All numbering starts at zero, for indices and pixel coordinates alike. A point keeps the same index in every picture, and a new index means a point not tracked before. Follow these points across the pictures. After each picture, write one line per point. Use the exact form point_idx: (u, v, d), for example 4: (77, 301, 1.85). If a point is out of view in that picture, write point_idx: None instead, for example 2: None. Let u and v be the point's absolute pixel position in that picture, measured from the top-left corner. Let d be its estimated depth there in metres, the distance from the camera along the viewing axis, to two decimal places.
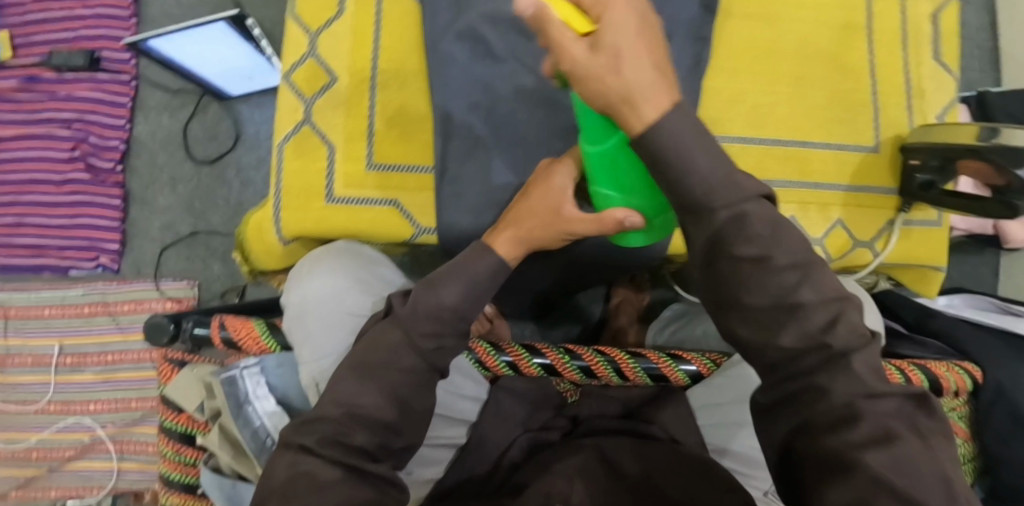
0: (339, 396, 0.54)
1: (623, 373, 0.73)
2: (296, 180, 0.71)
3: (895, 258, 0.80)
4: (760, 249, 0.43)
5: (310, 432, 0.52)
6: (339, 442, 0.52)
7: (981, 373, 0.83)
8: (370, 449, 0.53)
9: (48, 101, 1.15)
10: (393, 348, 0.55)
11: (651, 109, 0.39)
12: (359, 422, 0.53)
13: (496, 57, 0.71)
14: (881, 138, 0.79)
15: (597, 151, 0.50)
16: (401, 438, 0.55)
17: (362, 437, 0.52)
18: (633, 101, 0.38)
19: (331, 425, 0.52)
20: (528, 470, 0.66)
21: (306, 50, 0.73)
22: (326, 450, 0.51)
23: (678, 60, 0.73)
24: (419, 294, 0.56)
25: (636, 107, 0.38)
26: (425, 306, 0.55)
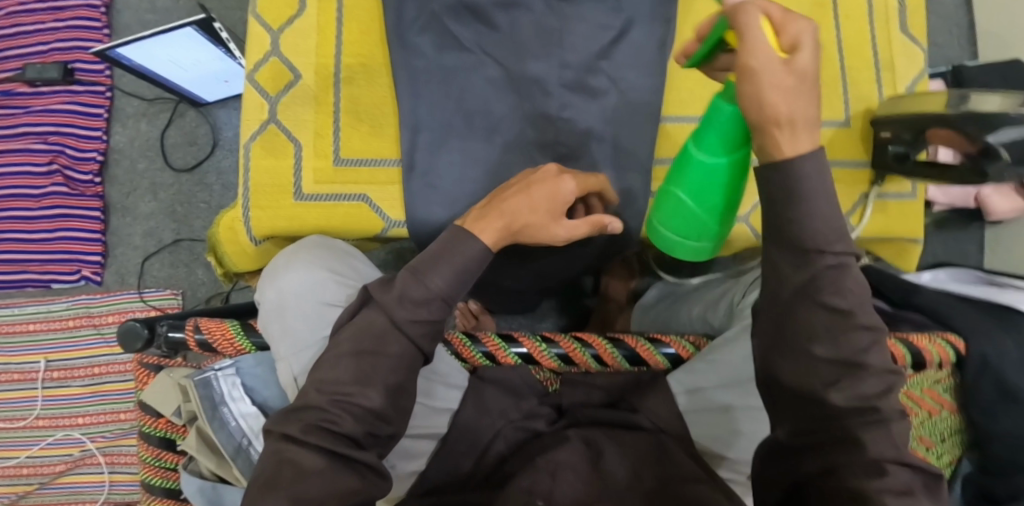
0: (327, 384, 0.54)
1: (601, 359, 0.74)
2: (265, 177, 0.70)
3: (873, 231, 0.79)
4: (845, 305, 0.43)
5: (296, 419, 0.53)
6: (326, 429, 0.52)
7: (964, 344, 0.82)
8: (358, 436, 0.53)
9: (23, 115, 1.15)
10: (382, 334, 0.55)
11: (806, 138, 0.41)
12: (348, 412, 0.53)
13: (461, 48, 0.71)
14: (851, 112, 0.79)
15: (706, 163, 0.55)
16: (391, 427, 0.56)
17: (350, 426, 0.53)
18: (796, 127, 0.41)
19: (317, 412, 0.53)
20: (515, 461, 0.67)
21: (270, 48, 0.73)
22: (311, 438, 0.51)
23: (642, 42, 0.71)
24: (407, 284, 0.55)
25: (793, 131, 0.41)
26: (414, 294, 0.54)
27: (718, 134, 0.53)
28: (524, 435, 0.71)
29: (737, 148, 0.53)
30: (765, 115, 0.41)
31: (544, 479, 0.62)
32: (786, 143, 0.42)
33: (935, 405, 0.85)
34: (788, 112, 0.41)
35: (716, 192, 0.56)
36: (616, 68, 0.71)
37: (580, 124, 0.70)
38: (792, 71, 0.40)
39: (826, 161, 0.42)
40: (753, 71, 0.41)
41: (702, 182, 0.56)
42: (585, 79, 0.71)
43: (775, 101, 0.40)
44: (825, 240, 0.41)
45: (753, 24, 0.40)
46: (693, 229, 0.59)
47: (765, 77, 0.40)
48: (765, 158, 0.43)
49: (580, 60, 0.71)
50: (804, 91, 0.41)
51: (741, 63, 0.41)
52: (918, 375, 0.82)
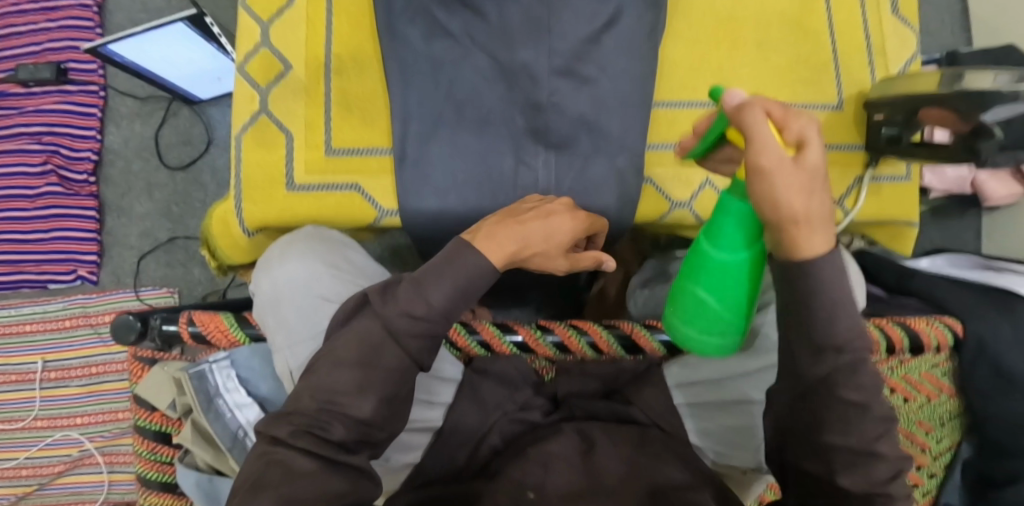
0: (320, 390, 0.53)
1: (597, 347, 0.75)
2: (256, 169, 0.70)
3: (867, 215, 0.79)
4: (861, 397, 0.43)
5: (285, 422, 0.52)
6: (316, 435, 0.51)
7: (961, 327, 0.83)
8: (349, 442, 0.53)
9: (16, 116, 1.14)
10: (378, 347, 0.54)
11: (820, 235, 0.39)
12: (337, 418, 0.52)
13: (450, 36, 0.70)
14: (844, 96, 0.78)
15: (724, 261, 0.46)
16: (383, 433, 0.55)
17: (341, 433, 0.52)
18: (812, 224, 0.38)
19: (308, 418, 0.52)
20: (506, 456, 0.65)
21: (259, 40, 0.72)
22: (299, 442, 0.51)
23: (633, 29, 0.70)
24: (407, 299, 0.53)
25: (811, 229, 0.38)
26: (413, 307, 0.53)
27: (732, 228, 0.45)
28: (519, 429, 0.69)
29: (756, 240, 0.45)
30: (783, 217, 0.37)
31: (535, 471, 0.61)
32: (802, 239, 0.39)
33: (934, 389, 0.85)
34: (806, 210, 0.37)
35: (737, 292, 0.47)
36: (607, 57, 0.70)
37: (570, 111, 0.70)
38: (806, 172, 0.36)
39: (838, 253, 0.40)
40: (765, 172, 0.36)
41: (718, 282, 0.46)
42: (575, 67, 0.70)
43: (794, 203, 0.36)
44: (834, 286, 0.41)
45: (759, 127, 0.37)
46: (712, 330, 0.50)
47: (780, 179, 0.36)
48: (787, 257, 0.40)
49: (571, 47, 0.69)
50: (817, 187, 0.37)
51: (749, 164, 0.37)
52: (915, 359, 0.82)
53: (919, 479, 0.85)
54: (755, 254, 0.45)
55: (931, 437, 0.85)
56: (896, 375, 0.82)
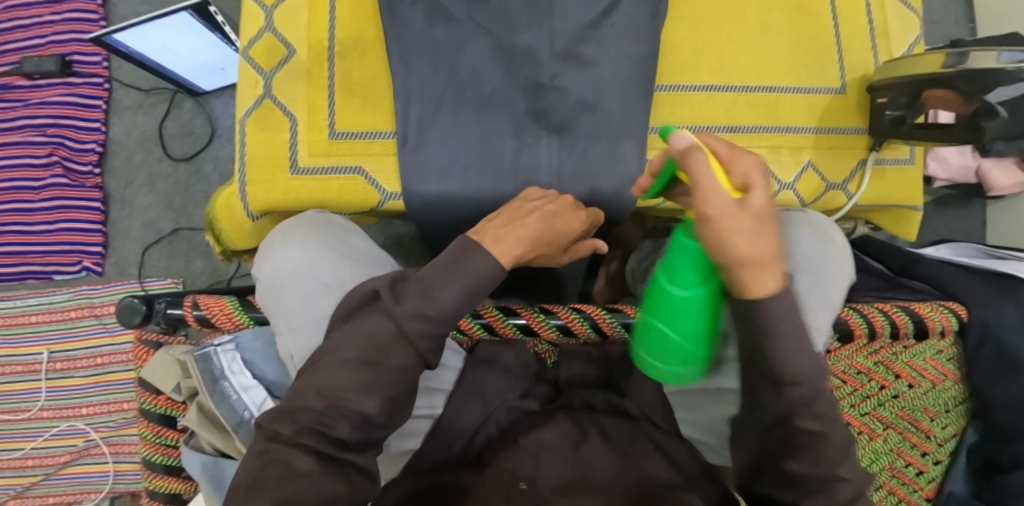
0: (325, 389, 0.53)
1: (600, 329, 0.73)
2: (260, 152, 0.71)
3: (870, 199, 0.79)
4: (819, 426, 0.45)
5: (290, 420, 0.52)
6: (322, 433, 0.52)
7: (966, 312, 0.82)
8: (353, 441, 0.53)
9: (22, 108, 1.15)
10: (387, 345, 0.54)
11: (769, 278, 0.41)
12: (343, 415, 0.53)
13: (451, 20, 0.71)
14: (847, 80, 0.78)
15: (682, 297, 0.46)
16: (385, 430, 0.56)
17: (345, 431, 0.53)
18: (760, 268, 0.40)
19: (313, 415, 0.52)
20: (498, 446, 0.67)
21: (264, 25, 0.73)
22: (305, 440, 0.51)
23: (633, 16, 0.71)
24: (417, 300, 0.54)
25: (759, 273, 0.40)
26: (424, 308, 0.54)
27: (686, 265, 0.45)
28: (516, 416, 0.71)
29: (711, 276, 0.45)
30: (731, 261, 0.39)
31: (527, 461, 0.64)
32: (752, 280, 0.41)
33: (939, 375, 0.85)
34: (753, 255, 0.39)
35: (697, 327, 0.47)
36: (607, 39, 0.71)
37: (571, 99, 0.71)
38: (748, 213, 0.38)
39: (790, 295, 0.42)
40: (712, 218, 0.39)
41: (678, 319, 0.47)
42: (576, 49, 0.71)
43: (740, 249, 0.39)
44: (785, 324, 0.43)
45: (702, 169, 0.39)
46: (676, 361, 0.50)
47: (724, 225, 0.38)
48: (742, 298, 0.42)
49: (570, 30, 0.70)
50: (764, 231, 0.39)
51: (696, 207, 0.39)
52: (920, 345, 0.83)
53: (924, 466, 0.86)
54: (712, 289, 0.45)
55: (936, 423, 0.85)
56: (901, 360, 0.82)
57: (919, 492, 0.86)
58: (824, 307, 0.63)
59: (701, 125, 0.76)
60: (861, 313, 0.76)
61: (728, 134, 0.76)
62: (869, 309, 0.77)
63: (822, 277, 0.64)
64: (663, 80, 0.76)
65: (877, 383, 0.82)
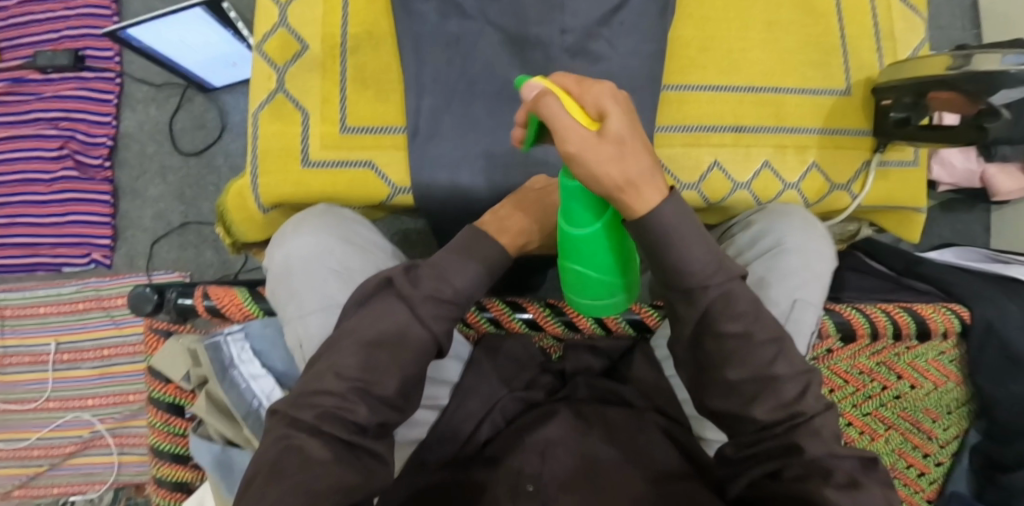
0: (346, 373, 0.55)
1: (605, 326, 0.75)
2: (273, 143, 0.71)
3: (874, 200, 0.80)
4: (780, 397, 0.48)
5: (311, 405, 0.54)
6: (342, 418, 0.54)
7: (968, 314, 0.82)
8: (371, 424, 0.55)
9: (35, 101, 1.16)
10: (404, 326, 0.57)
11: (650, 192, 0.43)
12: (362, 399, 0.55)
13: (464, 16, 0.71)
14: (852, 81, 0.79)
15: (583, 236, 0.49)
16: (400, 414, 0.58)
17: (363, 413, 0.54)
18: (637, 187, 0.42)
19: (333, 399, 0.54)
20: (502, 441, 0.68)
21: (277, 19, 0.72)
22: (327, 426, 0.53)
23: (643, 14, 0.72)
24: (431, 282, 0.58)
25: (638, 193, 0.42)
26: (440, 291, 0.58)
27: (579, 206, 0.48)
28: (522, 408, 0.72)
29: (603, 211, 0.48)
30: (608, 189, 0.41)
31: (533, 460, 0.63)
32: (634, 202, 0.43)
33: (940, 377, 0.85)
34: (626, 177, 0.41)
35: (605, 258, 0.51)
36: (616, 36, 0.72)
37: None
38: (609, 141, 0.40)
39: (677, 201, 0.44)
40: (576, 155, 0.40)
41: (589, 255, 0.51)
42: (586, 46, 0.72)
43: (610, 175, 0.40)
44: (690, 241, 0.46)
45: (557, 112, 0.40)
46: (604, 294, 0.54)
47: (591, 156, 0.39)
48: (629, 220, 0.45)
49: (581, 28, 0.71)
50: (629, 151, 0.40)
51: (562, 150, 0.40)
52: (923, 346, 0.83)
53: (927, 467, 0.87)
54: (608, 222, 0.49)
55: (938, 425, 0.86)
56: (902, 362, 0.83)
57: (921, 494, 0.88)
58: (814, 281, 0.65)
59: (707, 124, 0.76)
60: (863, 313, 0.77)
61: (733, 133, 0.77)
62: (872, 309, 0.78)
63: (802, 253, 0.66)
64: (671, 78, 0.77)
65: (880, 383, 0.83)
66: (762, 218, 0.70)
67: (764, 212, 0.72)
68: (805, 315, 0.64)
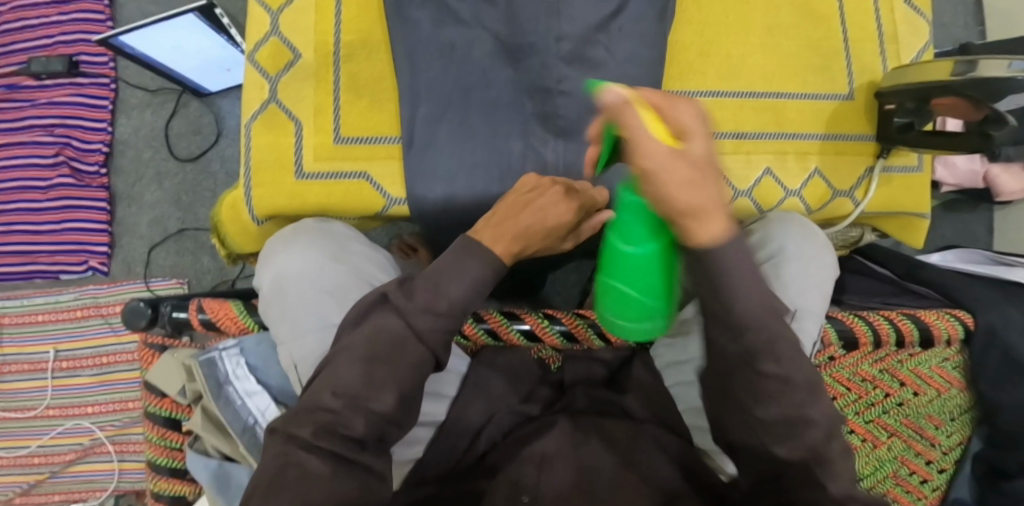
0: (341, 390, 0.54)
1: (605, 337, 0.73)
2: (266, 155, 0.70)
3: (877, 206, 0.79)
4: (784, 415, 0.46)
5: (308, 421, 0.53)
6: (339, 433, 0.53)
7: (971, 320, 0.82)
8: (370, 438, 0.55)
9: (29, 108, 1.15)
10: (400, 341, 0.56)
11: (719, 225, 0.38)
12: (359, 413, 0.54)
13: (459, 23, 0.70)
14: (855, 85, 0.78)
15: (633, 254, 0.45)
16: (398, 429, 0.57)
17: (360, 428, 0.54)
18: (707, 217, 0.38)
19: (330, 414, 0.53)
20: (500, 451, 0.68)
21: (269, 28, 0.71)
22: (322, 441, 0.52)
23: (640, 20, 0.71)
24: (427, 295, 0.56)
25: (707, 224, 0.38)
26: (435, 304, 0.56)
27: (635, 222, 0.44)
28: (519, 421, 0.72)
29: (661, 232, 0.44)
30: (675, 213, 0.37)
31: (530, 472, 0.64)
32: (700, 232, 0.38)
33: (944, 384, 0.84)
34: (697, 205, 0.36)
35: (654, 282, 0.46)
36: (614, 41, 0.71)
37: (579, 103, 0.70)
38: (689, 162, 0.35)
39: (744, 240, 0.40)
40: (651, 171, 0.35)
41: (636, 276, 0.46)
42: (583, 52, 0.70)
43: (682, 199, 0.36)
44: (742, 281, 0.41)
45: (637, 122, 0.35)
46: (646, 319, 0.49)
47: (668, 175, 0.35)
48: (689, 249, 0.40)
49: (578, 34, 0.70)
50: (707, 179, 0.36)
51: (636, 164, 0.36)
52: (925, 352, 0.82)
53: (928, 474, 0.85)
54: (665, 244, 0.44)
55: (941, 432, 0.85)
56: (905, 369, 0.82)
57: (923, 500, 0.86)
58: (815, 291, 0.64)
59: None
60: (865, 321, 0.76)
61: (733, 140, 0.75)
62: (875, 316, 0.77)
63: (804, 263, 0.65)
64: (670, 84, 0.76)
65: (882, 390, 0.82)
66: (763, 224, 0.69)
67: (764, 219, 0.71)
68: (803, 325, 0.63)
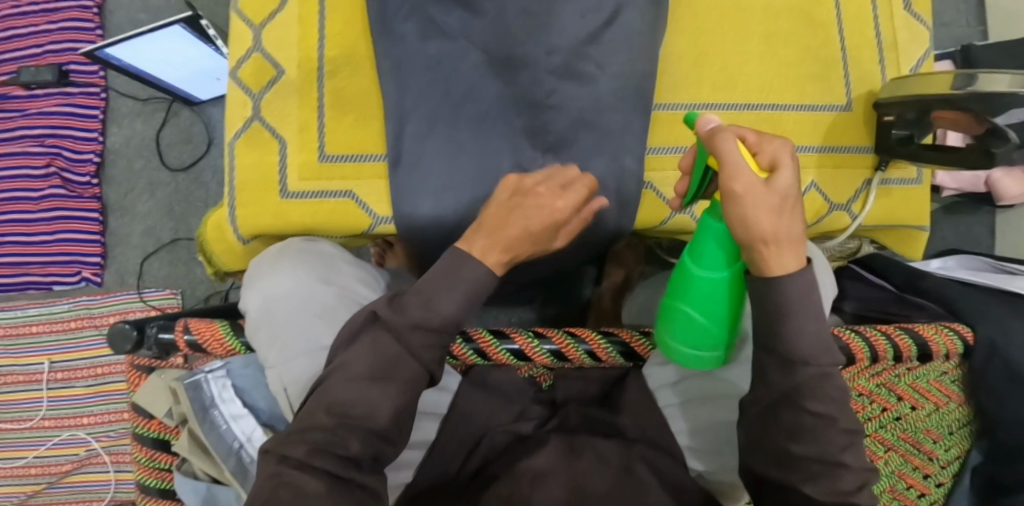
0: (336, 406, 0.54)
1: (595, 355, 0.72)
2: (250, 174, 0.68)
3: (875, 219, 0.77)
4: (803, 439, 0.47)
5: (302, 441, 0.52)
6: (333, 453, 0.52)
7: (972, 335, 0.79)
8: (364, 457, 0.53)
9: (19, 118, 1.14)
10: (394, 358, 0.55)
11: (789, 255, 0.44)
12: (353, 432, 0.53)
13: (446, 37, 0.68)
14: (853, 96, 0.76)
15: (706, 279, 0.52)
16: (394, 447, 0.56)
17: (356, 446, 0.53)
18: (781, 245, 0.44)
19: (323, 433, 0.52)
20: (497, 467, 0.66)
21: (251, 44, 0.70)
22: (317, 461, 0.51)
23: (632, 30, 0.69)
24: (418, 312, 0.55)
25: (779, 250, 0.44)
26: (426, 321, 0.55)
27: (715, 249, 0.51)
28: (512, 441, 0.71)
29: (735, 262, 0.52)
30: (755, 237, 0.43)
31: (522, 489, 0.62)
32: (773, 259, 0.45)
33: (943, 397, 0.83)
34: (774, 231, 0.43)
35: (720, 307, 0.53)
36: (605, 53, 0.69)
37: (569, 118, 0.69)
38: (775, 193, 0.42)
39: (808, 273, 0.45)
40: (741, 195, 0.42)
41: (706, 301, 0.53)
42: (573, 65, 0.68)
43: (763, 223, 0.42)
44: (796, 306, 0.46)
45: (734, 153, 0.43)
46: (705, 343, 0.56)
47: (753, 201, 0.42)
48: (758, 272, 0.46)
49: (568, 46, 0.68)
50: (786, 211, 0.43)
51: (726, 185, 0.43)
52: (924, 367, 0.80)
53: (926, 488, 0.84)
54: (736, 273, 0.52)
55: (939, 446, 0.83)
56: (903, 383, 0.80)
57: None
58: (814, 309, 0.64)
59: None
60: (863, 337, 0.74)
61: None
62: (873, 332, 0.75)
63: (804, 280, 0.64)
64: (662, 96, 0.74)
65: (880, 405, 0.79)
66: None
67: None
68: None
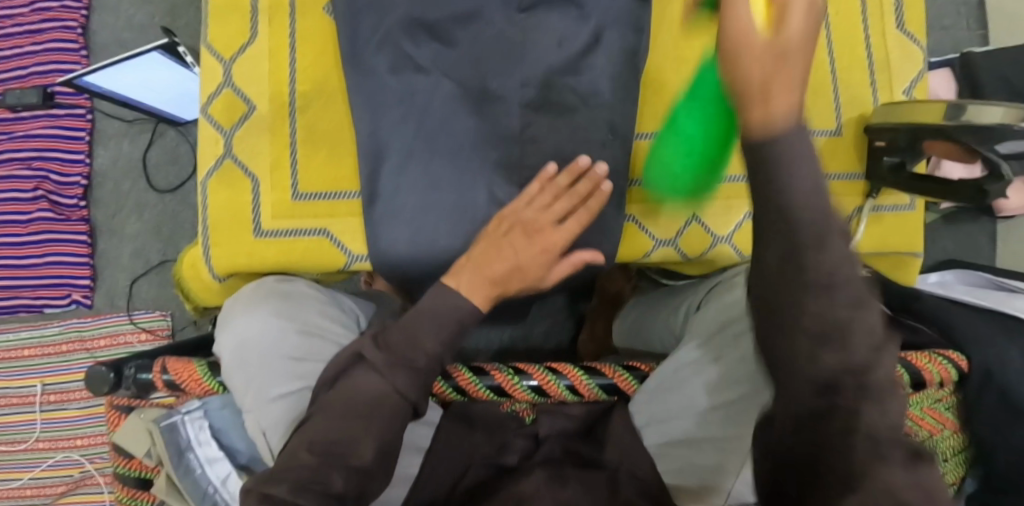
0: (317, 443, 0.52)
1: (577, 390, 0.73)
2: (223, 212, 0.68)
3: (869, 246, 0.74)
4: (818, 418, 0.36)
5: (281, 479, 0.49)
6: (317, 490, 0.49)
7: (965, 361, 0.77)
8: (348, 495, 0.51)
9: (6, 141, 1.14)
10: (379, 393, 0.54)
11: (782, 105, 0.34)
12: (336, 468, 0.51)
13: (420, 69, 0.67)
14: (843, 120, 0.74)
15: (688, 124, 0.53)
16: (379, 483, 0.54)
17: (340, 483, 0.50)
18: (769, 96, 0.34)
19: (304, 472, 0.50)
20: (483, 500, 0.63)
21: (222, 80, 0.69)
22: (301, 498, 0.48)
23: (615, 54, 0.67)
24: (403, 349, 0.54)
25: (766, 100, 0.34)
26: (405, 351, 0.54)
27: (704, 96, 0.50)
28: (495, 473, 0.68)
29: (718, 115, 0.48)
30: (738, 86, 0.34)
31: None
32: (755, 117, 0.35)
33: (937, 425, 0.78)
34: (764, 81, 0.34)
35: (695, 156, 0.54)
36: (585, 81, 0.67)
37: (546, 152, 0.67)
38: (777, 36, 0.33)
39: (808, 143, 0.35)
40: (733, 27, 0.34)
41: (684, 145, 0.55)
42: (553, 93, 0.67)
43: (748, 69, 0.34)
44: (790, 188, 0.35)
45: None
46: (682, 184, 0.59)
47: (746, 34, 0.34)
48: (742, 138, 0.36)
49: (547, 72, 0.66)
50: (793, 63, 0.34)
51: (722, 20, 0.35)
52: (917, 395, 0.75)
53: None
54: (719, 128, 0.49)
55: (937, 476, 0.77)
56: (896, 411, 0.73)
57: None
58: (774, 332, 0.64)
59: None
60: None
61: None
62: None
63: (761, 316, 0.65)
64: None
65: None
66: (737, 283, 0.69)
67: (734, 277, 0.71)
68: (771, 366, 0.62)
